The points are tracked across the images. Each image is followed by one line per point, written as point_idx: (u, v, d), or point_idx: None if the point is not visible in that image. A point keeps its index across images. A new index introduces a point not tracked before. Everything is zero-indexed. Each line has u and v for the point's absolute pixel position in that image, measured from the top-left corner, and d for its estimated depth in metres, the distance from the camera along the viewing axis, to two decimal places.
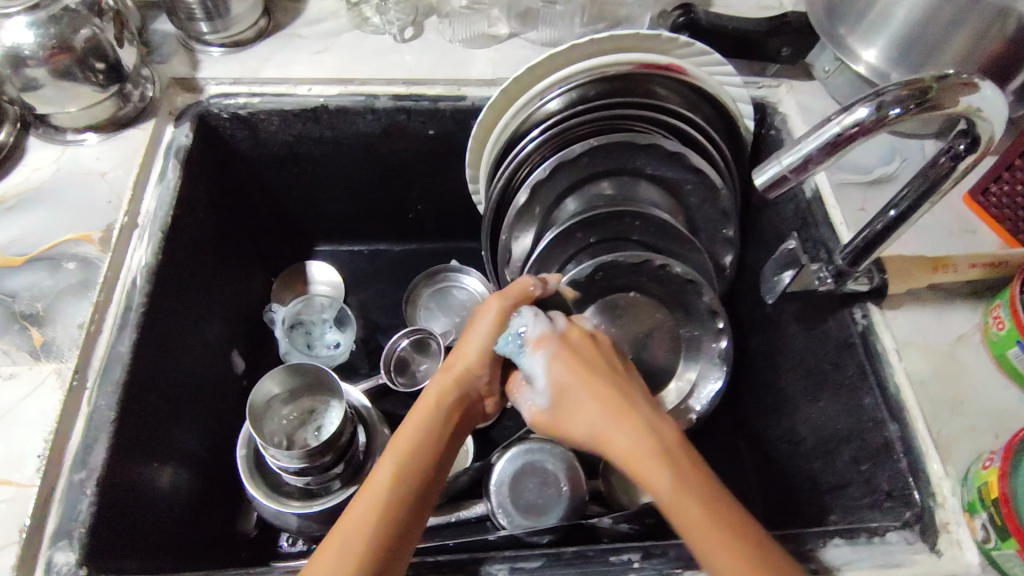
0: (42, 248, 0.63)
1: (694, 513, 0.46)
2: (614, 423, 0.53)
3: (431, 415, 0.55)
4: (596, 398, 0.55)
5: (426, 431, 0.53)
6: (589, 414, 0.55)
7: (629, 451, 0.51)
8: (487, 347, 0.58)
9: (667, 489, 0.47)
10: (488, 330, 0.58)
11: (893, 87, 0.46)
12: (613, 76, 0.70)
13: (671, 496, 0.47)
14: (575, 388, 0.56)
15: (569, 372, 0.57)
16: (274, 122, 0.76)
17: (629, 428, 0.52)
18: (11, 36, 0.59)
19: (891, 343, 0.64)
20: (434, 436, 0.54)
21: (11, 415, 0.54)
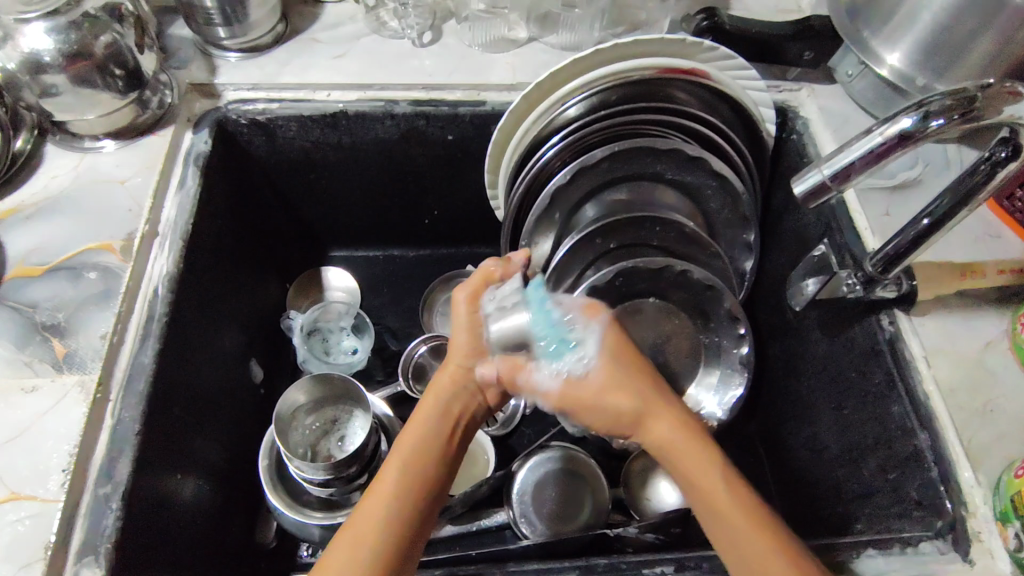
0: (62, 258, 0.62)
1: (728, 498, 0.47)
2: (653, 411, 0.52)
3: (432, 419, 0.51)
4: (642, 385, 0.53)
5: (430, 428, 0.51)
6: (625, 397, 0.52)
7: (672, 439, 0.50)
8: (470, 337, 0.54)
9: (709, 478, 0.48)
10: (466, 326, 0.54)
11: (939, 97, 0.46)
12: (635, 80, 0.69)
13: (711, 487, 0.48)
14: (622, 372, 0.53)
15: (620, 352, 0.54)
16: (292, 127, 0.76)
17: (668, 420, 0.51)
18: (29, 41, 0.58)
19: (919, 350, 0.63)
20: (436, 440, 0.51)
21: (34, 428, 0.53)
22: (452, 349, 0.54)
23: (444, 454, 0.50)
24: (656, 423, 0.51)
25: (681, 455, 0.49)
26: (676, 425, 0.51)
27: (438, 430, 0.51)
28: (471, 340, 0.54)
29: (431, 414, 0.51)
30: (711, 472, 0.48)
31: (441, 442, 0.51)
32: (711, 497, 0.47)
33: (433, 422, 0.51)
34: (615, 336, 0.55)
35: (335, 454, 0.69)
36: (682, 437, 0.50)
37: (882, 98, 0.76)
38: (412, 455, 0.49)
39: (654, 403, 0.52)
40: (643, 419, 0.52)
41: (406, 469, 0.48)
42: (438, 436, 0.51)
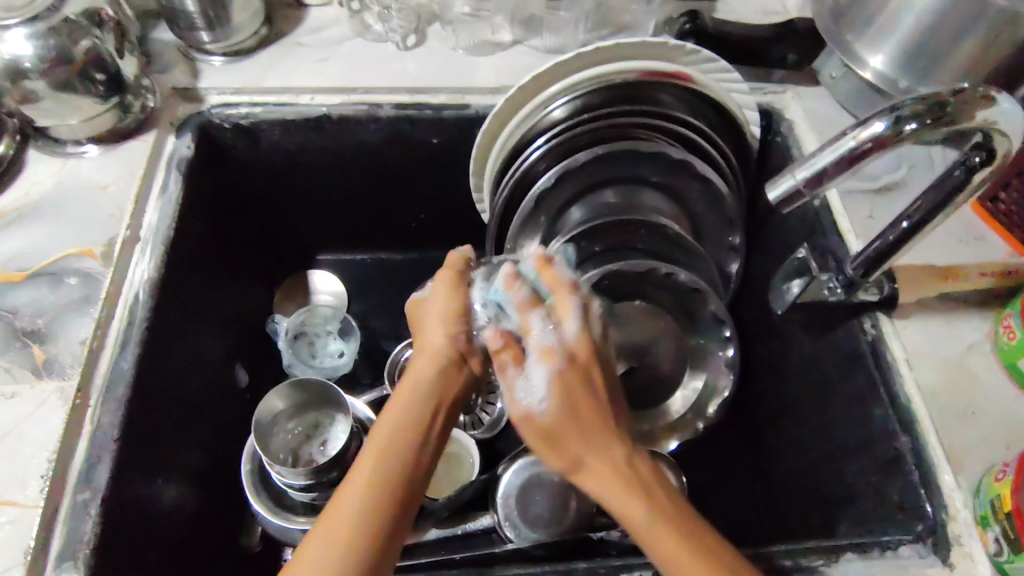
0: (42, 264, 0.62)
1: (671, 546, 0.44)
2: (597, 459, 0.48)
3: (412, 405, 0.49)
4: (588, 441, 0.48)
5: (409, 414, 0.49)
6: (565, 453, 0.48)
7: (613, 491, 0.46)
8: (444, 314, 0.55)
9: (665, 534, 0.45)
10: (445, 301, 0.56)
11: (911, 102, 0.46)
12: (619, 84, 0.70)
13: (667, 542, 0.44)
14: (569, 424, 0.48)
15: (568, 398, 0.49)
16: (276, 131, 0.76)
17: (611, 468, 0.47)
18: (9, 47, 0.58)
19: (901, 353, 0.63)
20: (417, 426, 0.49)
21: (13, 434, 0.53)
22: (433, 322, 0.55)
23: (423, 446, 0.48)
24: (601, 477, 0.47)
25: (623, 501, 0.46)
26: (622, 473, 0.47)
27: (417, 418, 0.49)
28: (450, 307, 0.55)
29: (411, 399, 0.50)
30: (666, 522, 0.45)
31: (418, 432, 0.48)
32: (670, 553, 0.44)
33: (414, 408, 0.49)
34: (565, 382, 0.49)
35: (317, 458, 0.69)
36: (628, 486, 0.46)
37: (867, 100, 0.76)
38: (388, 452, 0.46)
39: (600, 451, 0.48)
40: (589, 466, 0.48)
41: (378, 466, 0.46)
42: (416, 425, 0.49)
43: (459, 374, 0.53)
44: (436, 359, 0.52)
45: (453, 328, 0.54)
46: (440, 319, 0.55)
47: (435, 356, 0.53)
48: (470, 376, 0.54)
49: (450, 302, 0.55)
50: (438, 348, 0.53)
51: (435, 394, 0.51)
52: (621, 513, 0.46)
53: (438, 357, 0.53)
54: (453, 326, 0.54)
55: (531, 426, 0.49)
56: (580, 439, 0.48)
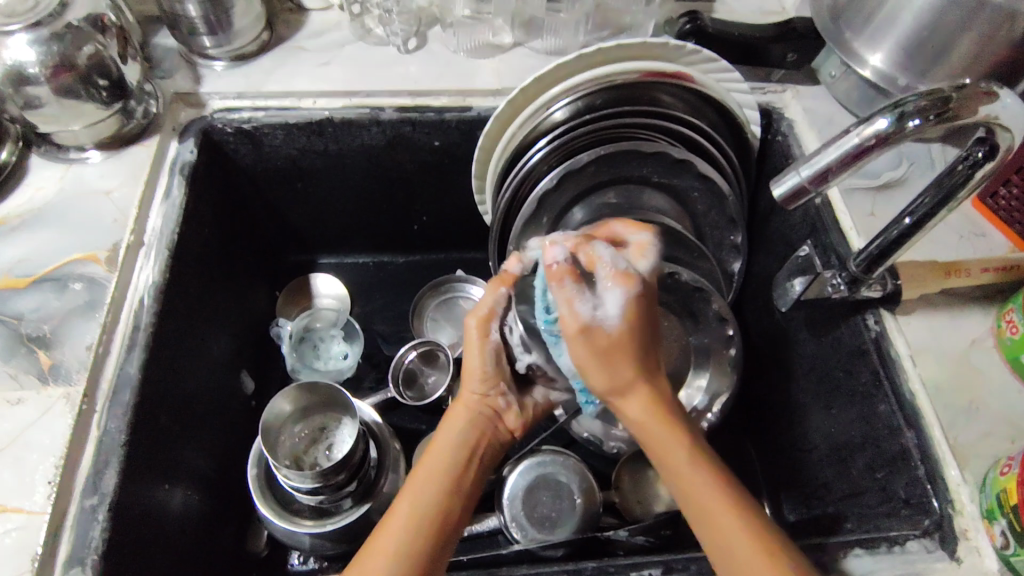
0: (47, 269, 0.62)
1: (704, 492, 0.49)
2: (639, 389, 0.53)
3: (444, 460, 0.54)
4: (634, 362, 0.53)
5: (450, 448, 0.55)
6: (612, 377, 0.53)
7: (647, 419, 0.52)
8: (484, 367, 0.59)
9: (695, 482, 0.49)
10: (478, 352, 0.59)
11: (914, 97, 0.46)
12: (620, 85, 0.70)
13: (704, 488, 0.49)
14: (629, 346, 0.53)
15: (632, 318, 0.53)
16: (278, 136, 0.76)
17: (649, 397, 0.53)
18: (12, 53, 0.58)
19: (904, 349, 0.63)
20: (453, 469, 0.54)
21: (19, 441, 0.53)
22: (466, 383, 0.60)
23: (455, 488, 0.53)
24: (642, 402, 0.52)
25: (658, 442, 0.51)
26: (658, 409, 0.52)
27: (450, 464, 0.54)
28: (482, 356, 0.59)
29: (446, 450, 0.55)
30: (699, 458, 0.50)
31: (446, 484, 0.52)
32: (699, 501, 0.49)
33: (449, 454, 0.55)
34: (633, 305, 0.53)
35: (322, 462, 0.69)
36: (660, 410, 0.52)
37: (865, 99, 0.76)
38: (422, 499, 0.51)
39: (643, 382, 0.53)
40: (627, 395, 0.53)
41: (416, 504, 0.50)
42: (449, 465, 0.54)
43: (492, 426, 0.59)
44: (473, 413, 0.58)
45: (485, 385, 0.59)
46: (474, 376, 0.59)
47: (468, 413, 0.58)
48: (503, 429, 0.59)
49: (486, 350, 0.59)
50: (471, 404, 0.59)
51: (469, 444, 0.56)
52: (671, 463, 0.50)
53: (475, 414, 0.58)
54: (484, 385, 0.59)
55: (595, 342, 0.53)
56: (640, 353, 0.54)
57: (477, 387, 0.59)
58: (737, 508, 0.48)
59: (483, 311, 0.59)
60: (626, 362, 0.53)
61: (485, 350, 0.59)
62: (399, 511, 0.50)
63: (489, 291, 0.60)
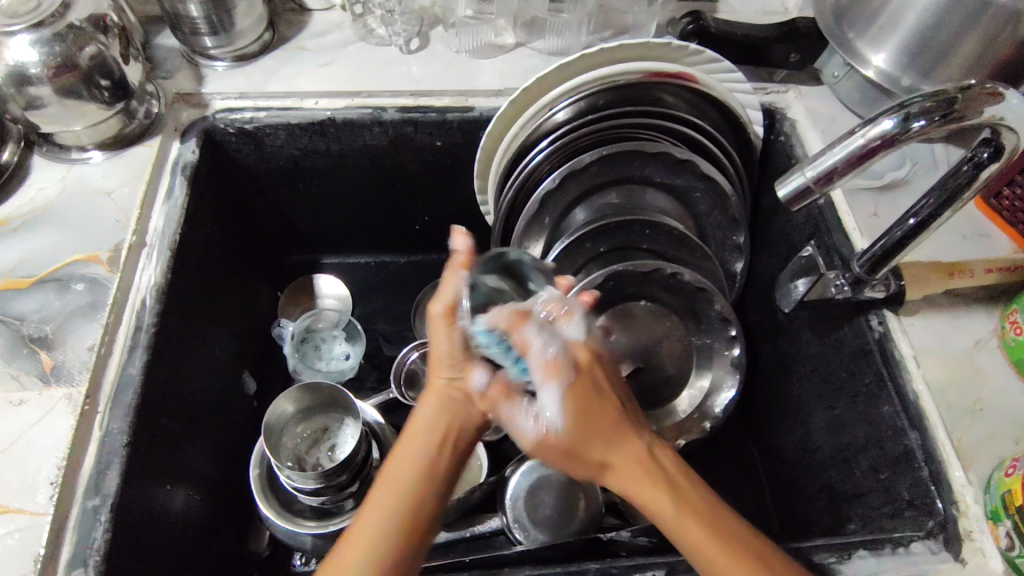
0: (49, 270, 0.61)
1: (702, 541, 0.47)
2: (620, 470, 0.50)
3: (416, 446, 0.51)
4: (605, 431, 0.51)
5: (423, 436, 0.51)
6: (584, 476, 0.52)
7: (633, 484, 0.49)
8: (450, 347, 0.53)
9: (693, 539, 0.47)
10: (443, 339, 0.53)
11: (919, 98, 0.46)
12: (622, 85, 0.70)
13: (701, 541, 0.47)
14: (587, 438, 0.51)
15: (575, 408, 0.51)
16: (280, 136, 0.76)
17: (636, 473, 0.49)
18: (14, 54, 0.58)
19: (908, 349, 0.63)
20: (425, 459, 0.50)
21: (22, 441, 0.53)
22: (434, 359, 0.54)
23: (429, 477, 0.50)
24: (622, 468, 0.50)
25: (647, 502, 0.49)
26: (643, 468, 0.50)
27: (423, 454, 0.50)
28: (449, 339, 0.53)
29: (416, 437, 0.51)
30: (691, 510, 0.48)
31: (422, 474, 0.50)
32: (703, 555, 0.47)
33: (420, 443, 0.51)
34: (569, 398, 0.51)
35: (324, 463, 0.69)
36: (644, 470, 0.49)
37: (868, 99, 0.76)
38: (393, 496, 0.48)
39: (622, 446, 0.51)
40: (605, 463, 0.50)
41: (390, 497, 0.49)
42: (422, 452, 0.51)
43: (464, 409, 0.53)
44: (442, 396, 0.53)
45: (453, 363, 0.53)
46: (442, 362, 0.53)
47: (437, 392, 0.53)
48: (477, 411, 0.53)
49: (451, 335, 0.53)
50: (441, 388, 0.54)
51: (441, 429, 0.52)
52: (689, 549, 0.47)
53: (446, 400, 0.53)
54: (451, 364, 0.53)
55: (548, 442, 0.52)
56: (605, 436, 0.51)
57: (445, 363, 0.53)
58: (747, 562, 0.46)
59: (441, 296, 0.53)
60: (599, 450, 0.51)
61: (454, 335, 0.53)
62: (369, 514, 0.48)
63: (449, 278, 0.53)
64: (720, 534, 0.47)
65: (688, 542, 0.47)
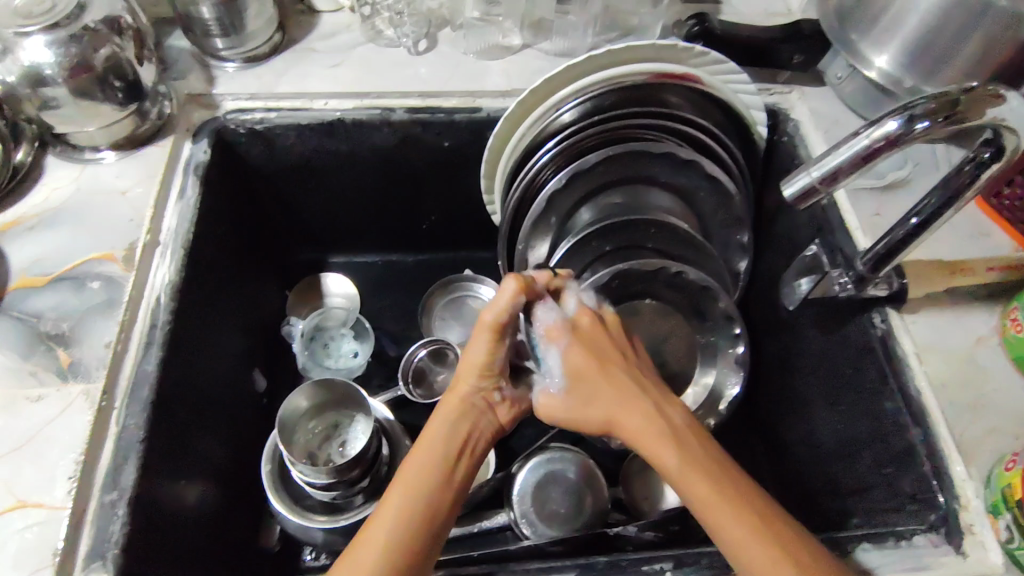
0: (64, 268, 0.62)
1: (699, 488, 0.52)
2: (624, 419, 0.58)
3: (437, 448, 0.55)
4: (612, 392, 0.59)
5: (443, 440, 0.55)
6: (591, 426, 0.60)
7: (646, 440, 0.56)
8: (483, 362, 0.58)
9: (689, 484, 0.52)
10: (483, 345, 0.58)
11: (923, 100, 0.47)
12: (629, 86, 0.71)
13: (697, 487, 0.52)
14: (590, 391, 0.60)
15: (581, 364, 0.61)
16: (290, 136, 0.77)
17: (640, 424, 0.57)
18: (29, 55, 0.59)
19: (911, 346, 0.64)
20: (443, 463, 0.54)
21: (40, 437, 0.54)
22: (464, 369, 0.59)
23: (447, 482, 0.53)
24: (630, 422, 0.57)
25: (653, 452, 0.55)
26: (652, 425, 0.56)
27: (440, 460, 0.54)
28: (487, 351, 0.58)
29: (434, 442, 0.55)
30: (690, 462, 0.53)
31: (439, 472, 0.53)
32: (700, 502, 0.52)
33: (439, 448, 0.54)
34: (574, 355, 0.61)
35: (336, 458, 0.70)
36: (654, 425, 0.56)
37: (871, 100, 0.77)
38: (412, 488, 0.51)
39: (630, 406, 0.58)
40: (616, 419, 0.58)
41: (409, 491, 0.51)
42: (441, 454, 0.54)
43: (483, 418, 0.58)
44: (466, 405, 0.58)
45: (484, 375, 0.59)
46: (475, 369, 0.59)
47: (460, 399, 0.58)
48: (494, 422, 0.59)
49: (491, 350, 0.58)
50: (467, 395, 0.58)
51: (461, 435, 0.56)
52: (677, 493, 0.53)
53: (469, 406, 0.58)
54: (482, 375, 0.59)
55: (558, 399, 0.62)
56: (611, 390, 0.59)
57: (474, 376, 0.58)
58: (739, 506, 0.51)
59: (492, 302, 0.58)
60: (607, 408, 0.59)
61: (495, 348, 0.58)
62: (389, 506, 0.51)
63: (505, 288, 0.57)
64: (717, 484, 0.52)
65: (688, 491, 0.52)
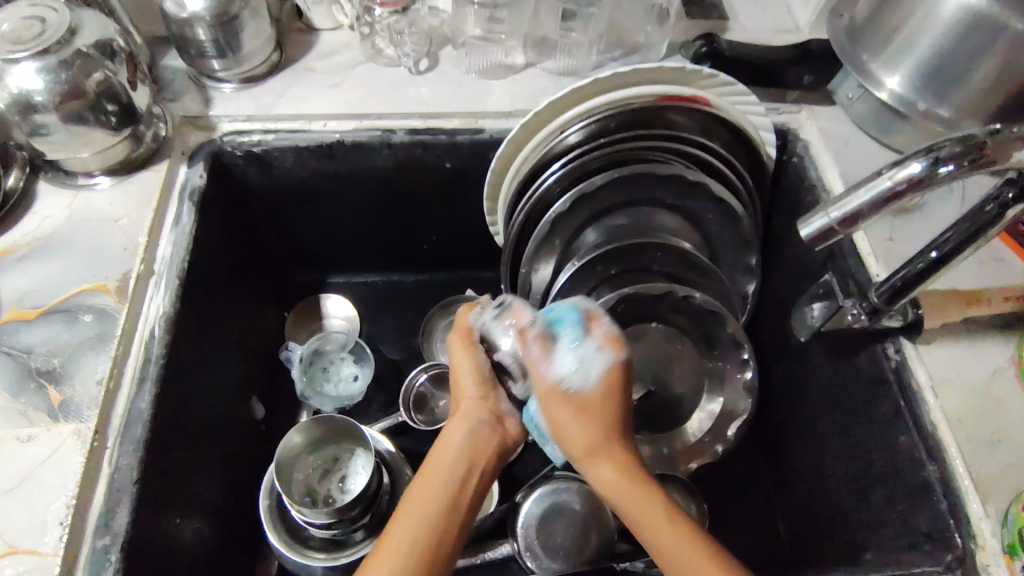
0: (55, 301, 0.61)
1: (663, 524, 0.50)
2: (606, 456, 0.55)
3: (445, 469, 0.54)
4: (604, 427, 0.56)
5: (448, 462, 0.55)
6: (574, 442, 0.56)
7: (617, 482, 0.54)
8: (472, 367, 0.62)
9: (661, 523, 0.50)
10: (466, 360, 0.62)
11: (948, 142, 0.45)
12: (635, 108, 0.69)
13: (665, 531, 0.50)
14: (599, 408, 0.57)
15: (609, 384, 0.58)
16: (288, 158, 0.75)
17: (618, 466, 0.54)
18: (17, 81, 0.58)
19: (926, 378, 0.62)
20: (450, 483, 0.53)
21: (29, 480, 0.52)
22: (462, 385, 0.61)
23: (455, 498, 0.52)
24: (609, 463, 0.54)
25: (628, 495, 0.53)
26: (624, 470, 0.54)
27: (447, 481, 0.53)
28: (467, 360, 0.62)
29: (445, 461, 0.54)
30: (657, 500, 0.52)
31: (448, 492, 0.52)
32: (663, 545, 0.50)
33: (449, 467, 0.54)
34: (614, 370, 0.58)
35: (336, 495, 0.68)
36: (625, 469, 0.54)
37: (882, 121, 0.75)
38: (419, 508, 0.51)
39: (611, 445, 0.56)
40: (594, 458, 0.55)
41: (417, 512, 0.51)
42: (453, 468, 0.54)
43: (493, 437, 0.58)
44: (470, 422, 0.58)
45: (482, 392, 0.60)
46: (471, 380, 0.61)
47: (466, 422, 0.58)
48: (503, 441, 0.59)
49: (472, 358, 0.62)
50: (468, 410, 0.59)
51: (467, 455, 0.56)
52: (630, 506, 0.52)
53: (475, 423, 0.58)
54: (477, 387, 0.61)
55: (565, 401, 0.58)
56: (600, 425, 0.57)
57: (470, 392, 0.60)
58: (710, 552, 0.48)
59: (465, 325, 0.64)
60: (587, 440, 0.56)
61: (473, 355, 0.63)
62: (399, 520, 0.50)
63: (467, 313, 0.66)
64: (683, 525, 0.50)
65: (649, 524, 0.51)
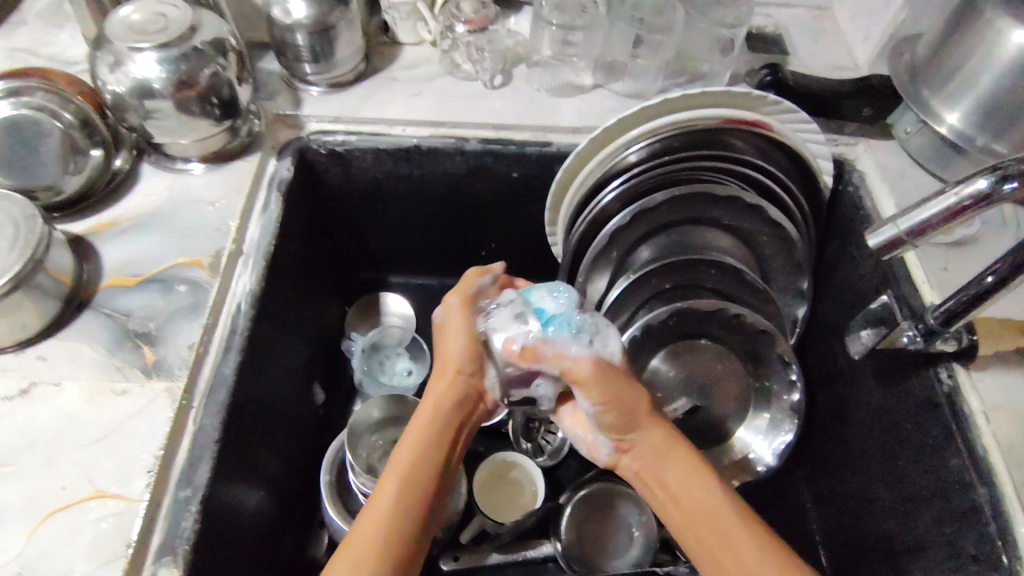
0: (153, 271, 0.66)
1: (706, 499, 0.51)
2: (645, 423, 0.55)
3: (428, 445, 0.54)
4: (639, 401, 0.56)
5: (429, 432, 0.55)
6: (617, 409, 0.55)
7: (656, 450, 0.55)
8: (464, 341, 0.59)
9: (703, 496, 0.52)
10: (462, 329, 0.59)
11: (1014, 162, 0.47)
12: (700, 129, 0.72)
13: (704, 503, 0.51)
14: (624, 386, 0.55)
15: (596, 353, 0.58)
16: (368, 159, 0.80)
17: (661, 433, 0.55)
18: (138, 69, 0.64)
19: (979, 404, 0.63)
20: (433, 461, 0.54)
21: (122, 429, 0.56)
22: (449, 356, 0.59)
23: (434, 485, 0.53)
24: (650, 434, 0.55)
25: (664, 465, 0.54)
26: (667, 441, 0.55)
27: (431, 455, 0.54)
28: (466, 329, 0.59)
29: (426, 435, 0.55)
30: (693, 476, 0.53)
31: (432, 462, 0.54)
32: (707, 518, 0.51)
33: (434, 442, 0.55)
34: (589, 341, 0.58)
35: None
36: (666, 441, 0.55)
37: (940, 157, 0.77)
38: (404, 481, 0.52)
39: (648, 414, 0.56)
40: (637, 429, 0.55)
41: (403, 485, 0.52)
42: (436, 443, 0.55)
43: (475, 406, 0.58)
44: (459, 395, 0.58)
45: (471, 356, 0.59)
46: (458, 352, 0.59)
47: (454, 391, 0.57)
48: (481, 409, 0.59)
49: (470, 326, 0.60)
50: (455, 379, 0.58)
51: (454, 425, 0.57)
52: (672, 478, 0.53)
53: (460, 393, 0.58)
54: (469, 351, 0.58)
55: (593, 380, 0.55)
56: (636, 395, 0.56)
57: (461, 358, 0.58)
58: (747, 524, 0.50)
59: (468, 292, 0.62)
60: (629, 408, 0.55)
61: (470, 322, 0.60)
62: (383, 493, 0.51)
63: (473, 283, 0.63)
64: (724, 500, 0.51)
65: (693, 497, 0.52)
